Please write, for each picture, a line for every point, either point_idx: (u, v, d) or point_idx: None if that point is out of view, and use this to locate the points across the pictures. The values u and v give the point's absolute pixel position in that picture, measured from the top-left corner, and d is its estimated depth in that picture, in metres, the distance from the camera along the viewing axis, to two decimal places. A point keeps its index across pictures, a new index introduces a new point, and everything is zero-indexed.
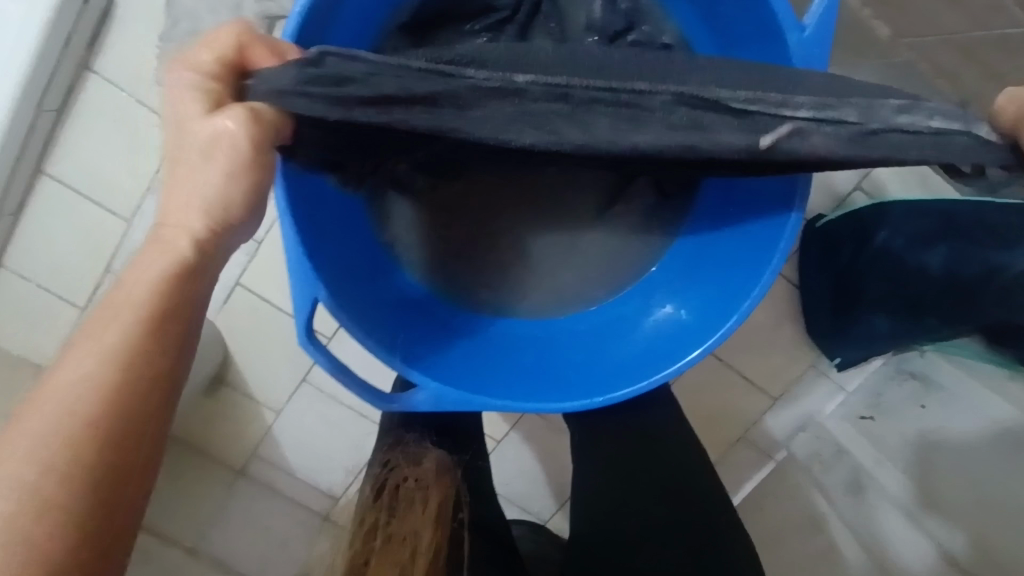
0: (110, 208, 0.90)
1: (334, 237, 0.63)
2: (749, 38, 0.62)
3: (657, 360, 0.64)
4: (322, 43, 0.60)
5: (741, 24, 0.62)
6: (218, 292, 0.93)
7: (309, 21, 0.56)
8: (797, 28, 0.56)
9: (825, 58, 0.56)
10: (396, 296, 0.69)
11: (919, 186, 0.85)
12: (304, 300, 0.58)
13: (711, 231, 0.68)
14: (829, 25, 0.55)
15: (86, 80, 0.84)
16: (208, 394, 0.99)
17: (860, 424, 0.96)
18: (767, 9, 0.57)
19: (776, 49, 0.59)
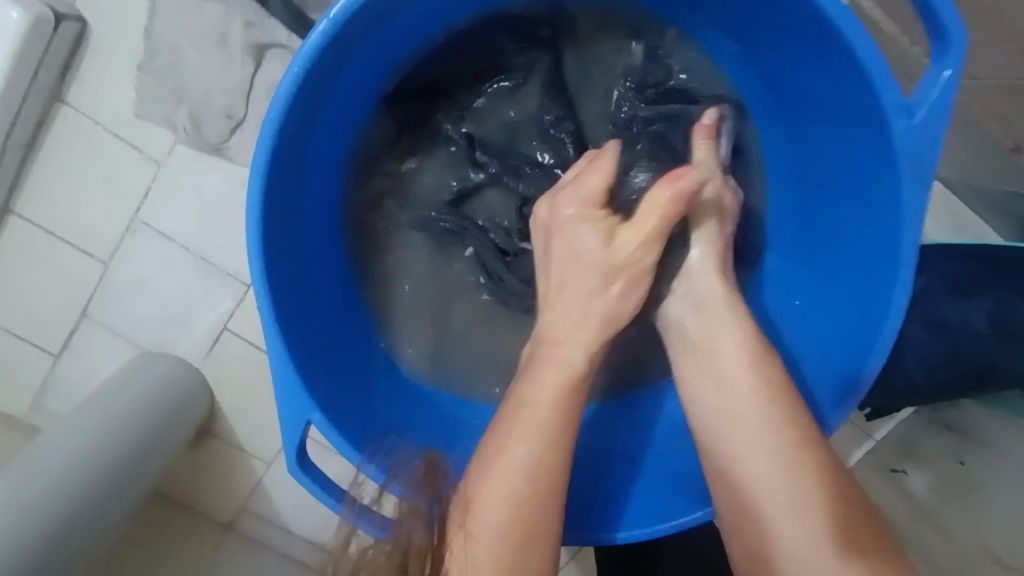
0: (86, 251, 0.83)
1: (318, 339, 0.58)
2: (830, 111, 0.56)
3: (688, 482, 0.60)
4: (315, 99, 0.52)
5: (822, 102, 0.56)
6: (204, 338, 0.86)
7: (296, 105, 0.48)
8: (904, 112, 0.48)
9: (932, 146, 0.48)
10: (375, 380, 0.64)
11: (955, 227, 0.78)
12: (297, 422, 0.52)
13: (830, 246, 0.61)
14: (942, 108, 0.47)
15: (56, 112, 0.78)
16: (194, 446, 0.91)
17: (892, 478, 0.87)
18: (865, 88, 0.49)
19: (872, 131, 0.51)
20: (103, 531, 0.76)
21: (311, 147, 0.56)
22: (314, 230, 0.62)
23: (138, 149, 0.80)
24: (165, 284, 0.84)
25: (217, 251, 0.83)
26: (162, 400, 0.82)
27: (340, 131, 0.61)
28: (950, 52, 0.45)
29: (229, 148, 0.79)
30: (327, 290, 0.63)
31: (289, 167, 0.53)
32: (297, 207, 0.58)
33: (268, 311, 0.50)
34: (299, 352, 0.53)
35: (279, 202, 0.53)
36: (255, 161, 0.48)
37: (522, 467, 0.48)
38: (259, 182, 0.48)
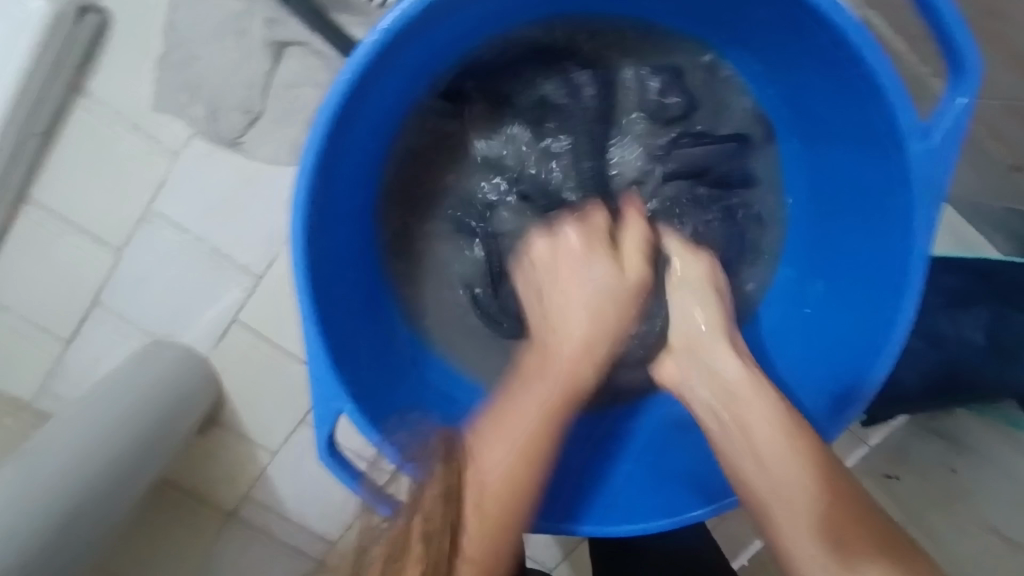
0: (100, 239, 0.84)
1: (352, 331, 0.59)
2: (842, 129, 0.58)
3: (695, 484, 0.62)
4: (359, 105, 0.53)
5: (839, 121, 0.58)
6: (214, 328, 0.88)
7: (343, 112, 0.50)
8: (918, 134, 0.49)
9: (946, 168, 0.50)
10: (402, 376, 0.65)
11: (954, 241, 0.80)
12: (327, 415, 0.53)
13: (839, 257, 0.62)
14: (954, 133, 0.48)
15: (75, 101, 0.79)
16: (200, 434, 0.92)
17: (885, 483, 0.89)
18: (884, 113, 0.50)
19: (889, 151, 0.52)
20: (113, 513, 0.77)
21: (351, 150, 0.57)
22: (348, 237, 0.62)
23: (155, 141, 0.81)
24: (177, 274, 0.85)
25: (230, 243, 0.84)
26: (173, 388, 0.83)
27: (377, 140, 0.62)
28: (965, 81, 0.46)
29: (245, 142, 0.80)
30: (361, 294, 0.64)
31: (332, 169, 0.54)
32: (335, 214, 0.58)
33: (308, 312, 0.51)
34: (333, 347, 0.54)
35: (321, 209, 0.54)
36: (300, 160, 0.49)
37: (502, 462, 0.51)
38: (304, 186, 0.49)
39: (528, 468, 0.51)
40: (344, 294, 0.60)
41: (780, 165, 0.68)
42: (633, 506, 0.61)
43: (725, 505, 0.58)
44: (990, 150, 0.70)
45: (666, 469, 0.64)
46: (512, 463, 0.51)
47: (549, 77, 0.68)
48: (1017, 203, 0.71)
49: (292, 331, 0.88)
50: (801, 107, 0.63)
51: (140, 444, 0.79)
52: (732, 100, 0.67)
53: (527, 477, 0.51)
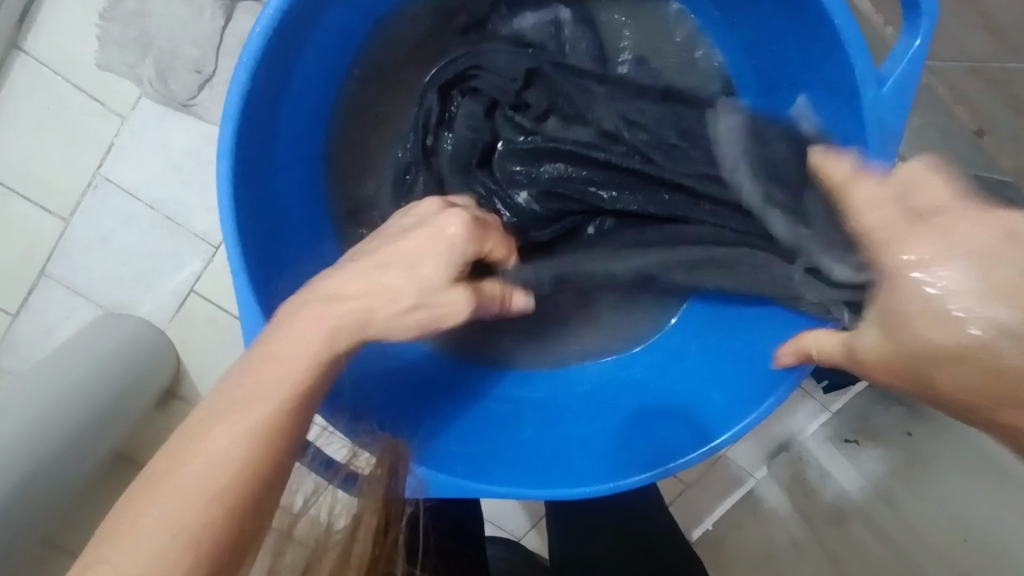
0: (44, 206, 0.80)
1: (296, 295, 0.58)
2: (803, 87, 0.57)
3: (649, 452, 0.57)
4: (297, 43, 0.54)
5: (801, 78, 0.56)
6: (171, 299, 0.85)
7: (272, 51, 0.50)
8: (874, 82, 0.48)
9: (898, 121, 0.49)
10: None
11: None
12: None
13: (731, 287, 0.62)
14: (907, 82, 0.48)
15: (14, 59, 0.76)
16: (160, 408, 0.90)
17: (845, 448, 0.91)
18: (838, 59, 0.50)
19: (841, 102, 0.52)
20: (61, 486, 0.74)
21: (290, 99, 0.57)
22: (290, 188, 0.61)
23: (100, 102, 0.77)
24: (127, 241, 0.82)
25: (183, 209, 0.81)
26: (127, 359, 0.80)
27: (321, 90, 0.62)
28: (920, 21, 0.46)
29: (198, 104, 0.77)
30: (304, 251, 0.62)
31: (267, 110, 0.54)
32: (273, 160, 0.57)
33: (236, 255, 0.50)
34: (271, 306, 0.53)
35: (253, 154, 0.54)
36: (229, 90, 0.49)
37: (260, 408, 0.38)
38: (230, 125, 0.49)
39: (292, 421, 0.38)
40: (285, 251, 0.59)
41: None
42: (562, 468, 0.57)
43: (670, 470, 0.54)
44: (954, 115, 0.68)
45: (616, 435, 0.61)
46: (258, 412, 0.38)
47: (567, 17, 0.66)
48: None
49: None
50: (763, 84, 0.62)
51: (91, 415, 0.77)
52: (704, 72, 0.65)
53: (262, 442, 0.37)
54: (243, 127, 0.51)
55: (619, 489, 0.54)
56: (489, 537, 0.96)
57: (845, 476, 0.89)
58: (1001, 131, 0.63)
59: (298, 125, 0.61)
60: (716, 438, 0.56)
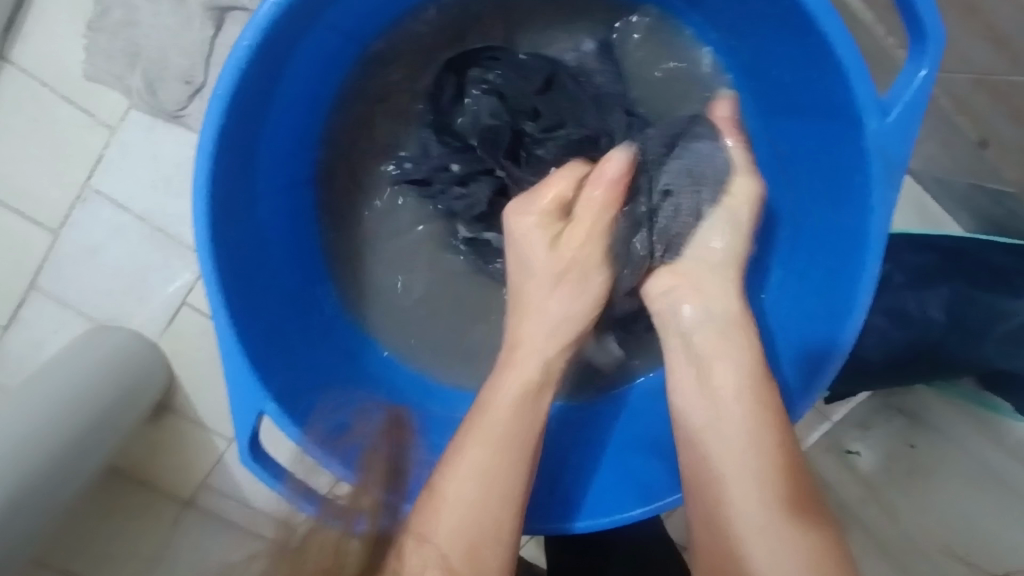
0: (33, 218, 0.79)
1: (272, 319, 0.57)
2: (806, 111, 0.56)
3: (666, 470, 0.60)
4: (278, 67, 0.52)
5: (802, 100, 0.56)
6: (163, 311, 0.83)
7: (251, 80, 0.48)
8: (878, 110, 0.48)
9: (904, 149, 0.48)
10: (307, 341, 0.61)
11: (919, 218, 0.80)
12: (249, 410, 0.51)
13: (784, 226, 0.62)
14: (911, 113, 0.47)
15: (1, 69, 0.74)
16: (154, 421, 0.89)
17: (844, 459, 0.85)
18: (842, 86, 0.49)
19: (846, 126, 0.51)
20: (55, 505, 0.73)
21: (271, 124, 0.56)
22: (275, 214, 0.61)
23: (89, 113, 0.76)
24: (118, 254, 0.81)
25: (175, 221, 0.79)
26: (119, 373, 0.79)
27: (305, 112, 0.61)
28: (927, 51, 0.45)
29: (188, 115, 0.75)
30: (287, 276, 0.62)
31: (249, 137, 0.53)
32: (254, 191, 0.56)
33: (216, 292, 0.49)
34: (252, 338, 0.52)
35: (234, 183, 0.52)
36: (206, 122, 0.47)
37: (474, 457, 0.49)
38: (208, 158, 0.48)
39: (505, 471, 0.49)
40: (261, 271, 0.58)
41: None
42: (619, 499, 0.60)
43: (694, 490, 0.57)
44: (956, 125, 0.66)
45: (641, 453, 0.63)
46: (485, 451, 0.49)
47: (596, 45, 0.65)
48: (980, 180, 0.69)
49: None
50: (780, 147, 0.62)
51: (86, 432, 0.76)
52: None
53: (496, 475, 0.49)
54: (224, 158, 0.49)
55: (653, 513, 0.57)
56: None
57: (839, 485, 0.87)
58: (1006, 142, 0.62)
59: (280, 145, 0.59)
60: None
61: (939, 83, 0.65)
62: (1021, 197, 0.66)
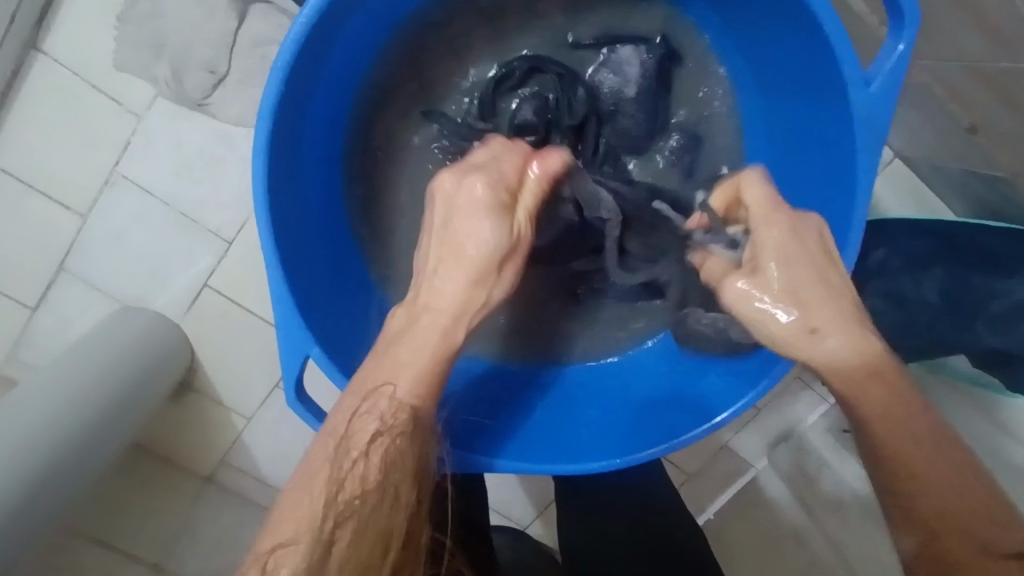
0: (62, 203, 0.82)
1: (318, 279, 0.60)
2: (801, 88, 0.58)
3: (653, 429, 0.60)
4: (324, 49, 0.56)
5: (796, 77, 0.58)
6: (185, 292, 0.87)
7: (303, 56, 0.53)
8: (861, 83, 0.50)
9: (885, 117, 0.51)
10: (347, 303, 0.63)
11: (914, 204, 0.83)
12: (294, 359, 0.54)
13: (779, 185, 0.64)
14: (893, 84, 0.50)
15: (32, 59, 0.78)
16: (176, 400, 0.92)
17: (844, 438, 0.90)
18: (830, 60, 0.52)
19: (835, 100, 0.54)
20: (85, 475, 0.76)
21: (315, 102, 0.59)
22: (319, 185, 0.64)
23: (117, 102, 0.79)
24: (143, 237, 0.84)
25: (198, 206, 0.83)
26: (143, 351, 0.82)
27: (348, 92, 0.64)
28: (905, 25, 0.48)
29: (211, 103, 0.79)
30: (328, 245, 0.64)
31: (297, 110, 0.56)
32: (300, 161, 0.60)
33: (271, 248, 0.52)
34: (299, 294, 0.55)
35: (284, 150, 0.56)
36: (266, 92, 0.51)
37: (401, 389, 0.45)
38: (264, 127, 0.52)
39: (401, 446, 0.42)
40: (309, 237, 0.61)
41: (737, 123, 0.68)
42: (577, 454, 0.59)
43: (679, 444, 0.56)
44: (949, 112, 0.69)
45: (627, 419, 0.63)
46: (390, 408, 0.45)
47: (637, 88, 0.67)
48: (973, 165, 0.72)
49: (264, 298, 0.87)
50: (773, 126, 0.65)
51: (114, 406, 0.79)
52: (723, 130, 0.69)
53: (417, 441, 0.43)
54: (275, 129, 0.53)
55: (632, 462, 0.56)
56: (494, 526, 0.98)
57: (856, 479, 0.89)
58: (995, 126, 0.65)
59: (324, 122, 0.62)
60: (716, 415, 0.57)
61: (930, 72, 0.68)
62: (1013, 182, 0.68)
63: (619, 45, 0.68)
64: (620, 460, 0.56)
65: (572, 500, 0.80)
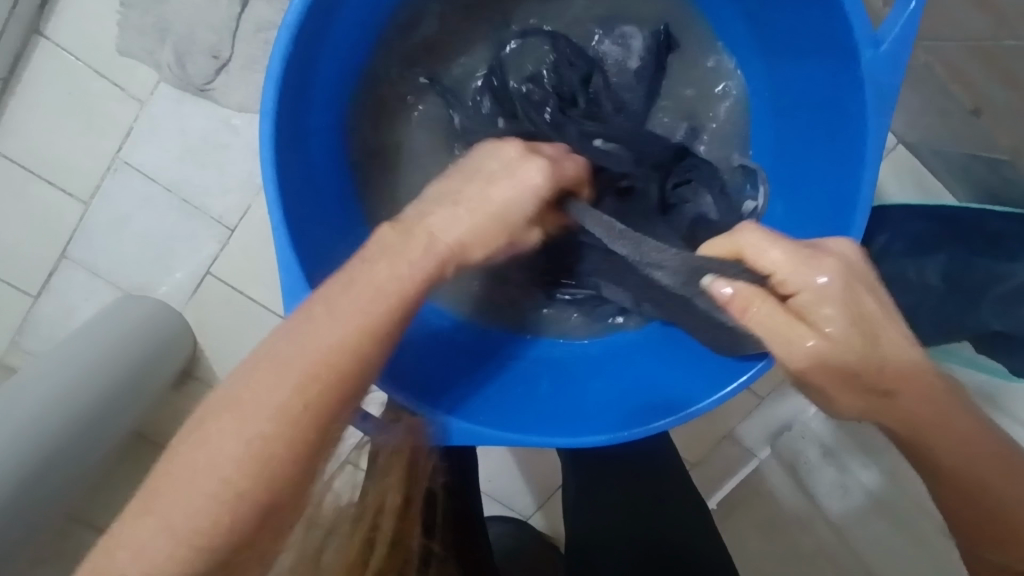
0: (65, 189, 0.82)
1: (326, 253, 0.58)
2: (808, 54, 0.58)
3: (635, 410, 0.59)
4: (333, 14, 0.55)
5: (804, 41, 0.58)
6: (188, 280, 0.86)
7: (315, 16, 0.52)
8: (872, 43, 0.50)
9: (897, 78, 0.51)
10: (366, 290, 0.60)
11: (917, 190, 0.83)
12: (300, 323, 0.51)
13: (787, 151, 0.64)
14: (904, 43, 0.49)
15: (35, 45, 0.78)
16: (177, 389, 0.91)
17: (847, 425, 0.90)
18: (839, 22, 0.52)
19: (844, 63, 0.54)
20: (82, 462, 0.75)
21: (324, 67, 0.58)
22: (324, 153, 0.62)
23: (120, 87, 0.79)
24: (146, 224, 0.84)
25: (200, 192, 0.83)
26: (143, 336, 0.81)
27: (354, 60, 0.63)
28: None
29: (214, 89, 0.79)
30: (335, 210, 0.63)
31: (306, 74, 0.55)
32: (307, 128, 0.59)
33: (278, 214, 0.50)
34: (306, 264, 0.53)
35: (292, 113, 0.55)
36: (274, 47, 0.50)
37: (274, 384, 0.37)
38: (274, 87, 0.51)
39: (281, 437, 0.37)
40: (315, 212, 0.59)
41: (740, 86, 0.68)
42: (550, 427, 0.57)
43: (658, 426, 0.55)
44: (952, 94, 0.69)
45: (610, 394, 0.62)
46: (294, 367, 0.37)
47: (640, 61, 0.68)
48: (975, 148, 0.72)
49: (266, 283, 0.86)
50: (776, 95, 0.65)
51: (115, 392, 0.78)
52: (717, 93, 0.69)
53: (314, 406, 0.37)
54: (283, 91, 0.52)
55: (618, 440, 0.55)
56: (496, 515, 0.97)
57: (864, 474, 0.88)
58: (996, 105, 0.64)
59: (330, 88, 0.61)
60: (693, 407, 0.56)
61: (934, 53, 0.69)
62: (1015, 164, 0.68)
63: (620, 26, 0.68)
64: (604, 437, 0.54)
65: (574, 481, 0.80)
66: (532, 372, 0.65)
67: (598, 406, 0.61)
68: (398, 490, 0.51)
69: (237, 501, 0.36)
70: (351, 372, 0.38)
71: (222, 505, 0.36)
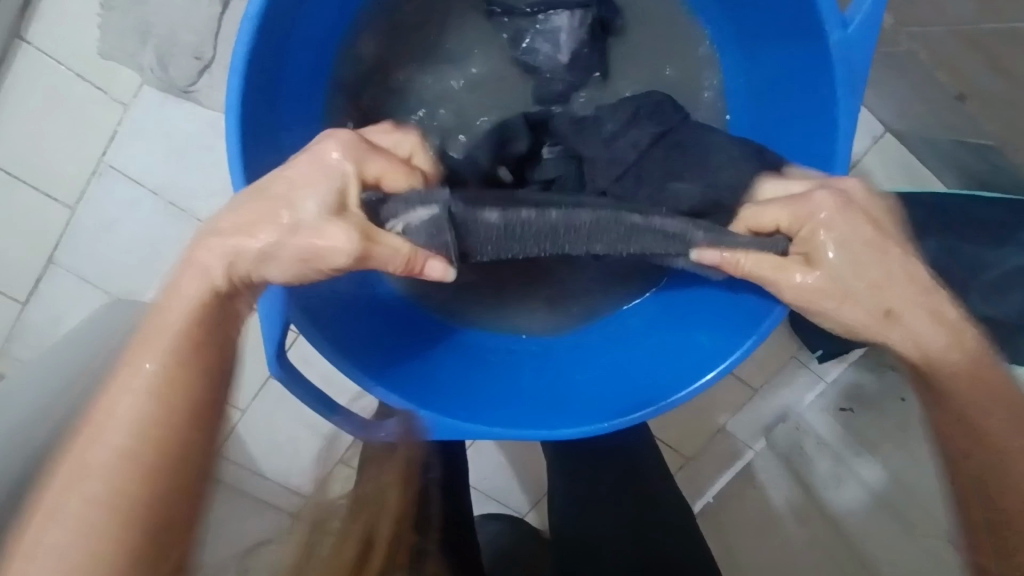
0: (51, 194, 0.82)
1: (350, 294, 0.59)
2: (783, 37, 0.58)
3: (615, 399, 0.59)
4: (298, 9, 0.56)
5: (778, 24, 0.58)
6: None
7: (277, 11, 0.52)
8: (839, 25, 0.50)
9: (865, 59, 0.51)
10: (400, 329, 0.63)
11: (906, 177, 0.84)
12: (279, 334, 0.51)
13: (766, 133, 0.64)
14: (873, 24, 0.49)
15: (15, 48, 0.78)
16: None
17: (839, 415, 0.92)
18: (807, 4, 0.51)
19: (815, 46, 0.54)
20: None
21: (292, 60, 0.59)
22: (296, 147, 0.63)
23: (104, 91, 0.79)
24: (132, 230, 0.84)
25: (188, 195, 0.82)
26: None
27: (322, 53, 0.64)
28: None
29: (197, 90, 0.79)
30: None
31: (272, 70, 0.56)
32: (279, 121, 0.60)
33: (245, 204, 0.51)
34: None
35: (260, 106, 0.55)
36: (237, 42, 0.51)
37: (138, 377, 0.43)
38: (238, 80, 0.51)
39: (171, 411, 0.43)
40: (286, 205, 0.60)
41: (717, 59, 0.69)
42: (532, 417, 0.57)
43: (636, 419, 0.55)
44: (938, 81, 0.69)
45: (593, 383, 0.62)
46: (129, 416, 0.42)
47: (571, 53, 0.67)
48: (962, 135, 0.72)
49: None
50: (753, 79, 0.65)
51: None
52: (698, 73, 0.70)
53: (184, 400, 0.43)
54: (249, 85, 0.52)
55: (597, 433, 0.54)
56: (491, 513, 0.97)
57: (864, 468, 0.89)
58: (985, 92, 0.64)
59: (299, 79, 0.62)
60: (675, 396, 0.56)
61: (920, 39, 0.68)
62: (1001, 150, 0.68)
63: (552, 12, 0.66)
64: (587, 428, 0.54)
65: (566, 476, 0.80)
66: (515, 363, 0.65)
67: (583, 396, 0.61)
68: (408, 489, 0.49)
69: (129, 524, 0.40)
70: (199, 390, 0.44)
71: (117, 511, 0.40)
